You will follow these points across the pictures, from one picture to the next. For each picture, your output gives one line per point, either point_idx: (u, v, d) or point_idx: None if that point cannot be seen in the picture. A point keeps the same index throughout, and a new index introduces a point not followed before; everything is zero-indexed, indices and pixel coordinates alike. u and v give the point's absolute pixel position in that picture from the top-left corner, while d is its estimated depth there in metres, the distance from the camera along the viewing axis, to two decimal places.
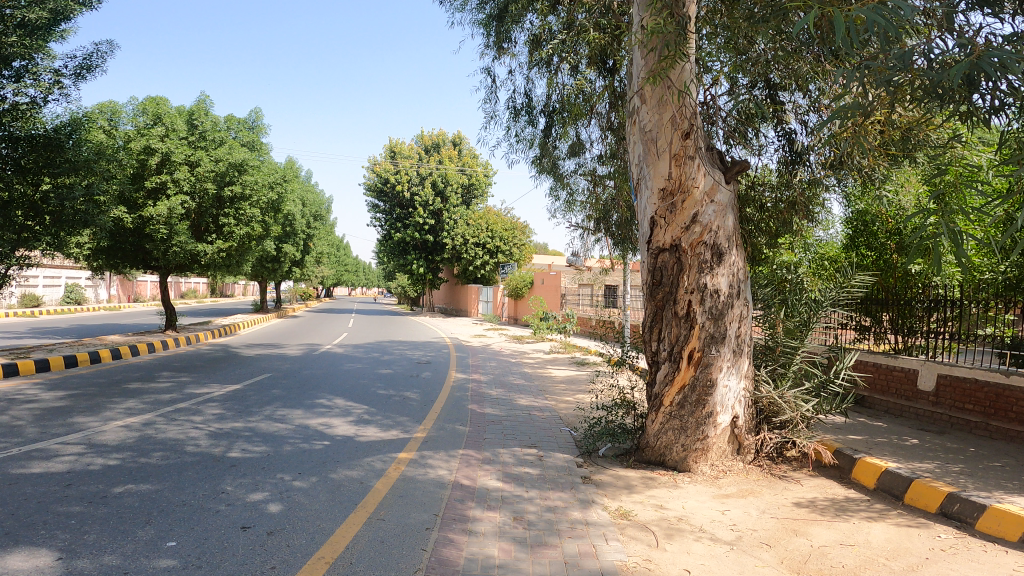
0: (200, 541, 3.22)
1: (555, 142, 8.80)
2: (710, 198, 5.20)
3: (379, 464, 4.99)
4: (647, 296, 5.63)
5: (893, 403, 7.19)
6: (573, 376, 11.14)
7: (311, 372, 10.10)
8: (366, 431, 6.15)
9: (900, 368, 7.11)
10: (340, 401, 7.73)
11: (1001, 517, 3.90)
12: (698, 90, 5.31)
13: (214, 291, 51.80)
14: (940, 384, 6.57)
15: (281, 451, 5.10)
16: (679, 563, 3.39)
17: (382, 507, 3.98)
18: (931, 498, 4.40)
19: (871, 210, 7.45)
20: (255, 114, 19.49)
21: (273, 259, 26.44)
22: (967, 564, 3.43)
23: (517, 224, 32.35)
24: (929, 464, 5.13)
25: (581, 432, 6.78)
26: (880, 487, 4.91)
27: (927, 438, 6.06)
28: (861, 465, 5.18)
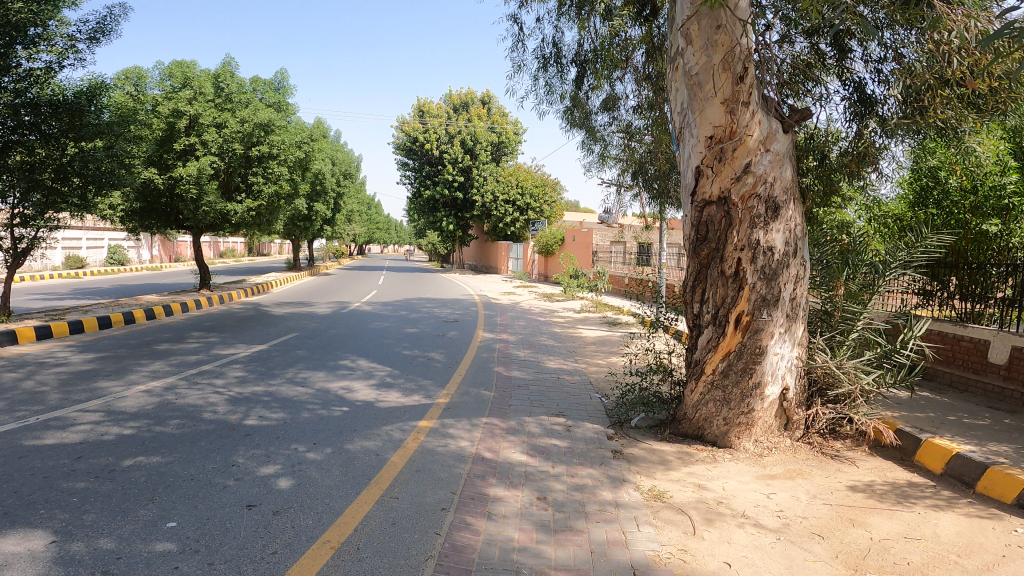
0: (201, 521, 3.04)
1: (588, 93, 8.26)
2: (765, 146, 4.76)
3: (398, 433, 4.80)
4: (691, 253, 5.25)
5: (961, 377, 6.77)
6: (606, 336, 10.83)
7: (337, 332, 9.97)
8: (388, 396, 5.96)
9: (968, 339, 6.66)
10: (364, 362, 7.57)
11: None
12: (752, 27, 4.74)
13: (250, 250, 52.79)
14: (1014, 357, 6.07)
15: (298, 418, 4.92)
16: (718, 555, 3.09)
17: (398, 483, 3.78)
18: (1007, 488, 4.17)
19: (943, 166, 6.90)
20: (280, 75, 19.16)
21: (305, 217, 26.51)
22: None
23: (548, 180, 31.70)
24: (1004, 448, 4.82)
25: (613, 399, 6.51)
26: (949, 473, 4.67)
27: (998, 419, 5.68)
28: (928, 448, 4.92)
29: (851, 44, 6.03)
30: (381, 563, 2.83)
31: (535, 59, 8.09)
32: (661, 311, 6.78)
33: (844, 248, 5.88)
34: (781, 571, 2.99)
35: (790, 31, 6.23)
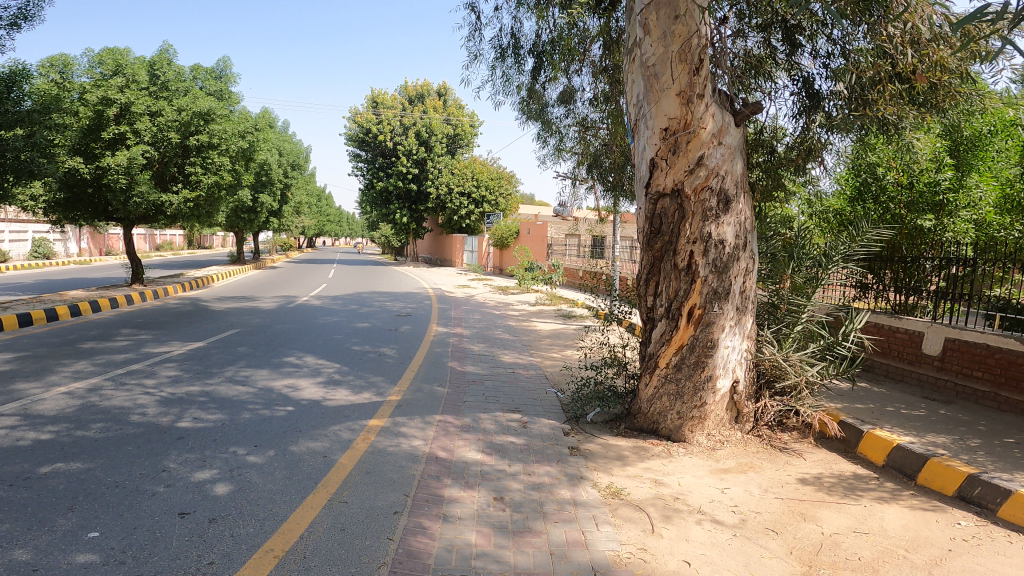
0: (127, 531, 2.90)
1: (544, 85, 8.18)
2: (718, 139, 4.78)
3: (346, 434, 4.75)
4: (644, 245, 5.25)
5: (897, 367, 7.09)
6: (560, 329, 10.84)
7: (282, 327, 9.68)
8: (335, 395, 5.81)
9: (903, 330, 6.99)
10: (310, 359, 7.36)
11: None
12: (707, 20, 4.74)
13: (188, 243, 51.06)
14: (947, 349, 6.42)
15: (237, 420, 4.75)
16: (677, 553, 3.07)
17: (346, 487, 3.75)
18: (947, 479, 4.32)
19: (881, 163, 7.24)
20: (223, 62, 18.46)
21: (249, 209, 25.75)
22: (996, 559, 3.35)
23: (503, 173, 31.59)
24: (943, 439, 5.04)
25: (568, 394, 6.50)
26: (890, 464, 4.83)
27: (933, 409, 5.95)
28: (869, 440, 5.06)
29: (802, 39, 6.12)
30: (331, 572, 2.74)
31: (492, 49, 7.96)
32: (614, 304, 6.82)
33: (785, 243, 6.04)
34: (738, 568, 2.99)
35: (744, 26, 6.27)
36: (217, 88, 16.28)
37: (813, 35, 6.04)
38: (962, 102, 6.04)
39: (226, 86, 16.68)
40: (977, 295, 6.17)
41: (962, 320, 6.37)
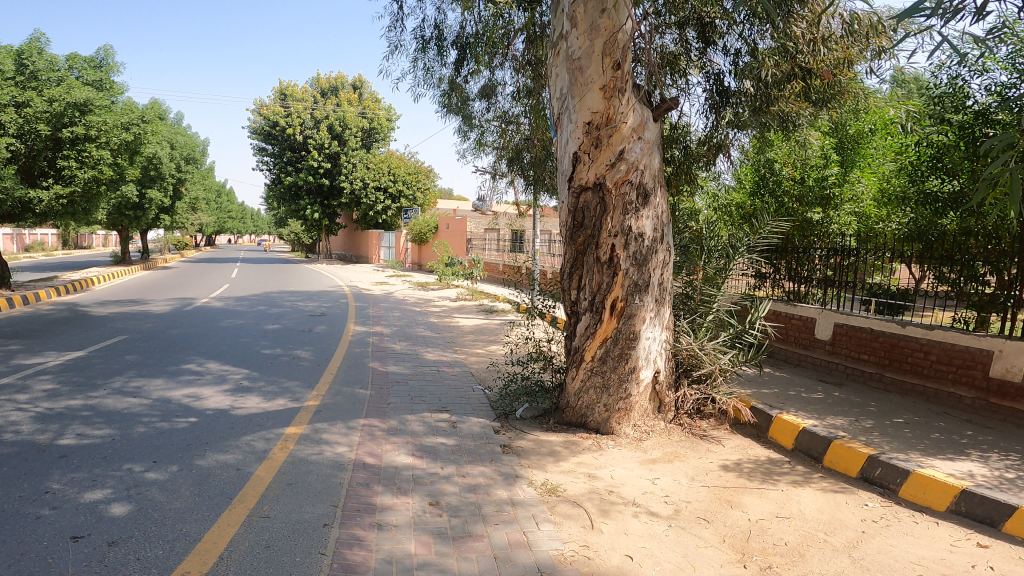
0: (15, 558, 2.88)
1: (466, 78, 8.10)
2: (637, 134, 4.89)
3: (262, 443, 4.66)
4: (567, 239, 5.27)
5: (792, 352, 7.69)
6: (483, 325, 10.81)
7: (179, 332, 9.13)
8: (245, 403, 5.66)
9: (798, 317, 7.59)
10: (213, 366, 7.00)
11: (925, 484, 4.11)
12: (630, 15, 4.75)
13: (66, 242, 47.31)
14: (837, 333, 7.03)
15: (130, 434, 4.64)
16: (619, 548, 3.12)
17: (268, 500, 3.69)
18: (850, 461, 4.61)
19: (778, 159, 7.74)
20: (104, 51, 17.12)
21: (134, 206, 24.17)
22: (903, 538, 3.60)
23: (421, 168, 31.19)
24: (843, 421, 5.43)
25: (495, 390, 6.46)
26: (799, 447, 5.10)
27: (830, 392, 6.39)
28: (778, 424, 5.34)
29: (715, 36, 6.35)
30: None
31: (414, 40, 7.79)
32: (538, 299, 6.81)
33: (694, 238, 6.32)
34: (679, 560, 3.05)
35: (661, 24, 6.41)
36: (96, 78, 15.16)
37: (730, 30, 6.31)
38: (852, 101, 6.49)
39: (108, 76, 15.61)
40: (861, 284, 6.98)
41: (852, 307, 7.05)
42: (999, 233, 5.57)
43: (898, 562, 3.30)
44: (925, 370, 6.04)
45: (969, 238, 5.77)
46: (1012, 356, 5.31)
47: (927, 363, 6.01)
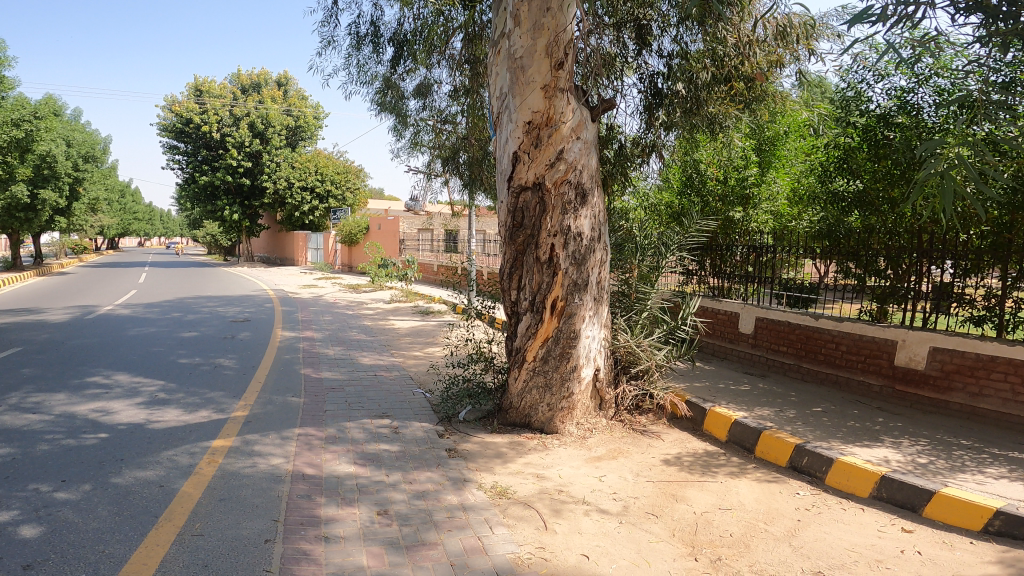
0: None
1: (402, 75, 8.05)
2: (576, 134, 4.94)
3: (187, 457, 4.42)
4: (506, 239, 5.25)
5: (718, 345, 7.96)
6: (419, 326, 10.67)
7: (85, 342, 8.57)
8: (164, 416, 5.35)
9: (724, 312, 7.86)
10: (124, 377, 6.60)
11: (849, 472, 4.33)
12: (573, 15, 4.81)
13: None
14: (758, 327, 7.33)
15: (32, 453, 4.34)
16: (575, 548, 3.17)
17: (200, 515, 3.53)
18: (780, 451, 4.81)
19: (703, 160, 8.03)
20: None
21: (24, 207, 22.74)
22: (835, 525, 3.78)
23: (350, 167, 30.53)
24: (769, 412, 5.67)
25: (436, 394, 6.37)
26: (732, 439, 5.28)
27: (757, 384, 6.66)
28: (713, 417, 5.50)
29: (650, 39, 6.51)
30: None
31: (348, 36, 7.61)
32: (477, 299, 6.76)
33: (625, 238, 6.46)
34: (633, 557, 3.13)
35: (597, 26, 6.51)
36: None
37: (663, 32, 6.48)
38: (768, 106, 6.66)
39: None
40: (777, 278, 7.29)
41: (767, 302, 7.36)
42: (896, 228, 5.93)
43: (834, 549, 3.46)
44: (837, 360, 6.39)
45: (871, 235, 6.12)
46: (914, 345, 5.69)
47: (838, 353, 6.37)
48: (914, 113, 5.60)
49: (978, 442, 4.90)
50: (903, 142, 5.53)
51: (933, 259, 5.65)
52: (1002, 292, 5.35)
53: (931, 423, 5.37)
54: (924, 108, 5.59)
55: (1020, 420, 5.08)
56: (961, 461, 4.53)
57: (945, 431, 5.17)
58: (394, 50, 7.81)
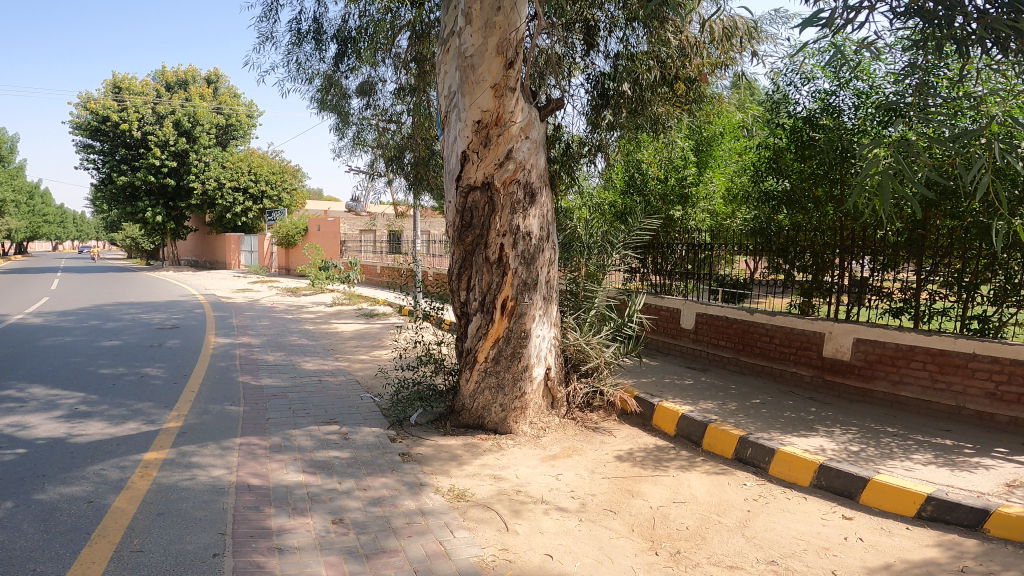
0: None
1: (345, 74, 7.90)
2: (525, 134, 4.94)
3: (118, 472, 4.19)
4: (455, 240, 5.19)
5: (661, 341, 8.12)
6: (364, 329, 10.46)
7: None
8: (87, 430, 5.04)
9: (666, 309, 8.02)
10: (41, 390, 6.19)
11: (790, 461, 4.49)
12: (525, 15, 4.75)
13: None
14: (699, 323, 7.52)
15: None
16: (538, 547, 3.23)
17: (138, 531, 3.35)
18: (725, 443, 4.94)
19: (646, 160, 8.20)
20: None
21: None
22: (782, 514, 3.92)
23: (286, 167, 29.71)
24: (713, 405, 5.82)
25: (385, 398, 6.26)
26: (680, 433, 5.39)
27: (700, 378, 6.84)
28: (661, 412, 5.60)
29: (599, 40, 6.63)
30: None
31: (289, 32, 7.40)
32: (425, 301, 6.67)
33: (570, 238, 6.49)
34: (596, 553, 3.23)
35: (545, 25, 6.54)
36: None
37: (609, 33, 6.59)
38: (706, 108, 6.81)
39: None
40: (713, 275, 7.52)
41: (706, 298, 7.56)
42: (820, 226, 6.17)
43: (784, 537, 3.58)
44: (771, 352, 6.63)
45: (799, 232, 6.36)
46: (840, 336, 5.98)
47: (773, 346, 6.61)
48: (837, 115, 5.82)
49: (903, 429, 5.18)
50: (828, 144, 5.74)
51: (853, 256, 5.98)
52: (917, 284, 5.67)
53: (859, 412, 5.63)
54: (844, 111, 5.82)
55: (937, 406, 5.39)
56: (890, 448, 4.76)
57: (871, 419, 5.44)
58: (338, 47, 7.64)
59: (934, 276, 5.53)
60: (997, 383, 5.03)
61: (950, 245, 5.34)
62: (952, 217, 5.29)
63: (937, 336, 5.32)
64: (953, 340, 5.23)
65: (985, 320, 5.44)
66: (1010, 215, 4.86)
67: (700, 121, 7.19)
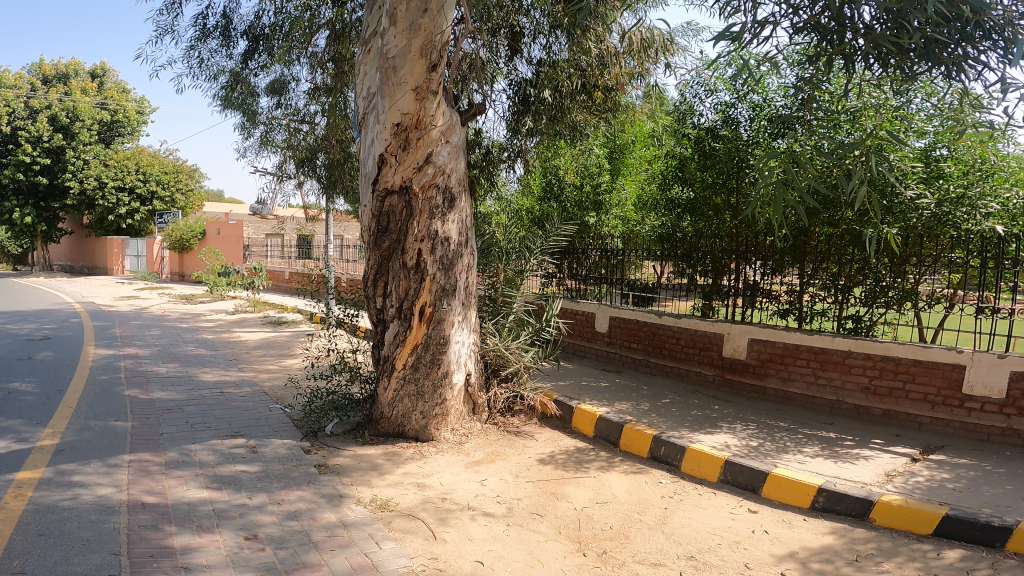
0: None
1: (254, 71, 7.58)
2: (445, 138, 4.91)
3: None
4: (370, 245, 5.07)
5: (578, 344, 8.29)
6: (270, 338, 10.01)
7: None
8: None
9: (582, 313, 8.19)
10: None
11: (699, 458, 4.68)
12: (451, 18, 4.73)
13: None
14: (613, 326, 7.71)
15: None
16: (468, 555, 3.22)
17: (14, 554, 3.04)
18: (641, 443, 5.09)
19: (563, 167, 8.36)
20: None
21: None
22: (696, 510, 4.08)
23: (181, 166, 28.02)
24: (627, 406, 6.00)
25: (296, 408, 6.01)
26: (598, 435, 5.50)
27: (614, 379, 7.02)
28: (580, 415, 5.70)
29: (527, 44, 6.72)
30: None
31: (195, 26, 7.03)
32: (338, 308, 6.44)
33: (489, 243, 6.50)
34: (526, 557, 3.26)
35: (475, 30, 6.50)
36: None
37: (534, 39, 6.70)
38: (620, 113, 6.98)
39: None
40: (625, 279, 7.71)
41: (618, 302, 7.76)
42: (719, 232, 6.50)
43: (699, 533, 3.73)
44: (678, 354, 6.91)
45: (701, 238, 6.67)
46: (737, 337, 6.33)
47: (679, 347, 6.90)
48: (734, 127, 6.11)
49: (792, 423, 5.53)
50: (727, 154, 6.07)
51: (746, 259, 6.32)
52: (800, 287, 6.08)
53: (756, 408, 5.96)
54: (741, 122, 6.12)
55: (821, 401, 5.79)
56: (784, 442, 5.07)
57: (766, 415, 5.76)
58: (247, 43, 7.32)
59: (813, 279, 5.95)
60: (871, 377, 5.45)
61: (828, 251, 5.77)
62: (829, 225, 5.70)
63: (817, 336, 5.73)
64: (832, 339, 5.63)
65: (859, 319, 5.83)
66: (879, 222, 5.36)
67: (614, 129, 7.39)
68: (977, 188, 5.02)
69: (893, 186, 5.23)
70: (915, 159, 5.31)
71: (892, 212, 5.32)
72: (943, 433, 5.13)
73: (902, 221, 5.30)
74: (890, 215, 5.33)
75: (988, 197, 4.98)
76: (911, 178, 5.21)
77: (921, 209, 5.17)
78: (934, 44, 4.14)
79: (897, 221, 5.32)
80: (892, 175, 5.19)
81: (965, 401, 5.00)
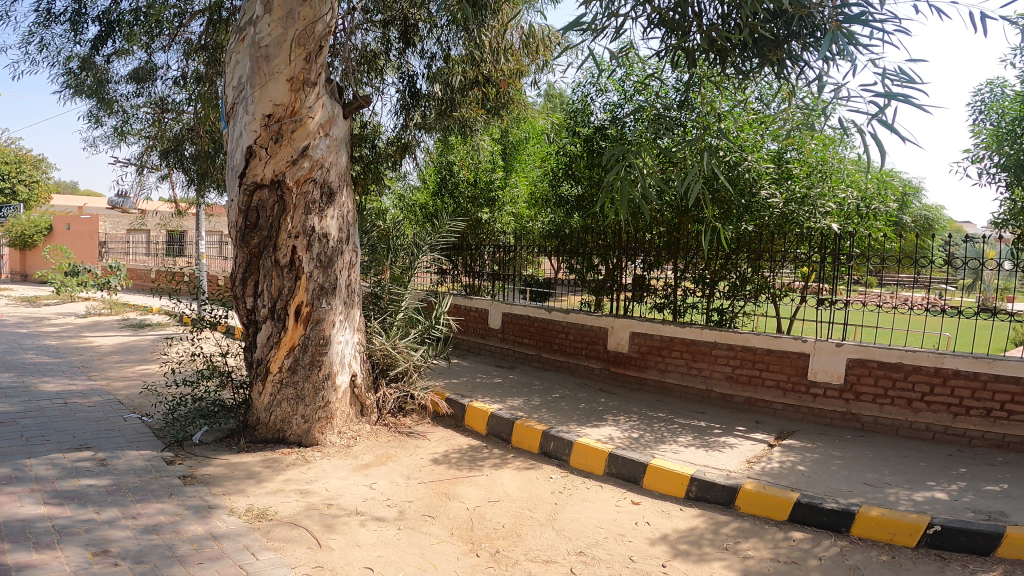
0: None
1: (108, 56, 6.88)
2: (324, 130, 4.66)
3: None
4: (238, 243, 4.70)
5: (471, 341, 8.22)
6: (128, 343, 9.13)
7: None
8: None
9: (475, 309, 8.14)
10: None
11: (586, 452, 4.74)
12: (332, 7, 4.53)
13: None
14: (505, 322, 7.73)
15: None
16: (356, 562, 3.05)
17: None
18: (532, 439, 5.09)
19: (455, 162, 8.28)
20: None
21: None
22: (585, 504, 4.12)
23: (23, 155, 25.07)
24: (519, 402, 5.98)
25: (158, 418, 5.47)
26: (490, 432, 5.45)
27: (508, 376, 7.01)
28: (472, 412, 5.62)
29: (417, 40, 6.58)
30: None
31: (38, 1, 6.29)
32: (206, 308, 5.95)
33: (380, 236, 6.29)
34: (418, 561, 3.13)
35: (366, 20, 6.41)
36: None
37: (428, 34, 6.56)
38: (511, 111, 6.99)
39: None
40: (518, 275, 7.72)
41: (512, 297, 7.78)
42: (603, 229, 6.68)
43: (588, 526, 3.76)
44: (567, 348, 7.02)
45: (586, 234, 6.83)
46: (619, 330, 6.51)
47: (568, 342, 7.01)
48: (619, 126, 6.30)
49: (671, 414, 5.75)
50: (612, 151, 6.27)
51: (630, 255, 6.56)
52: (674, 282, 6.35)
53: (637, 400, 6.16)
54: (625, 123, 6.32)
55: (693, 390, 6.08)
56: (662, 433, 5.25)
57: (647, 406, 5.97)
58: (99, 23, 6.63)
59: (686, 274, 6.23)
60: (734, 366, 5.78)
61: (697, 247, 6.07)
62: (698, 222, 5.97)
63: (687, 327, 6.02)
64: (700, 330, 5.94)
65: (722, 312, 6.18)
66: (737, 221, 5.68)
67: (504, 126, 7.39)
68: (817, 188, 5.52)
69: (750, 187, 5.55)
70: (769, 160, 5.67)
71: (749, 211, 5.63)
72: (795, 418, 5.54)
73: (756, 219, 5.63)
74: (748, 214, 5.64)
75: (826, 198, 5.48)
76: (765, 179, 5.55)
77: (772, 207, 5.52)
78: (763, 40, 4.40)
79: (752, 219, 5.65)
80: (747, 176, 5.52)
81: (811, 387, 5.41)
